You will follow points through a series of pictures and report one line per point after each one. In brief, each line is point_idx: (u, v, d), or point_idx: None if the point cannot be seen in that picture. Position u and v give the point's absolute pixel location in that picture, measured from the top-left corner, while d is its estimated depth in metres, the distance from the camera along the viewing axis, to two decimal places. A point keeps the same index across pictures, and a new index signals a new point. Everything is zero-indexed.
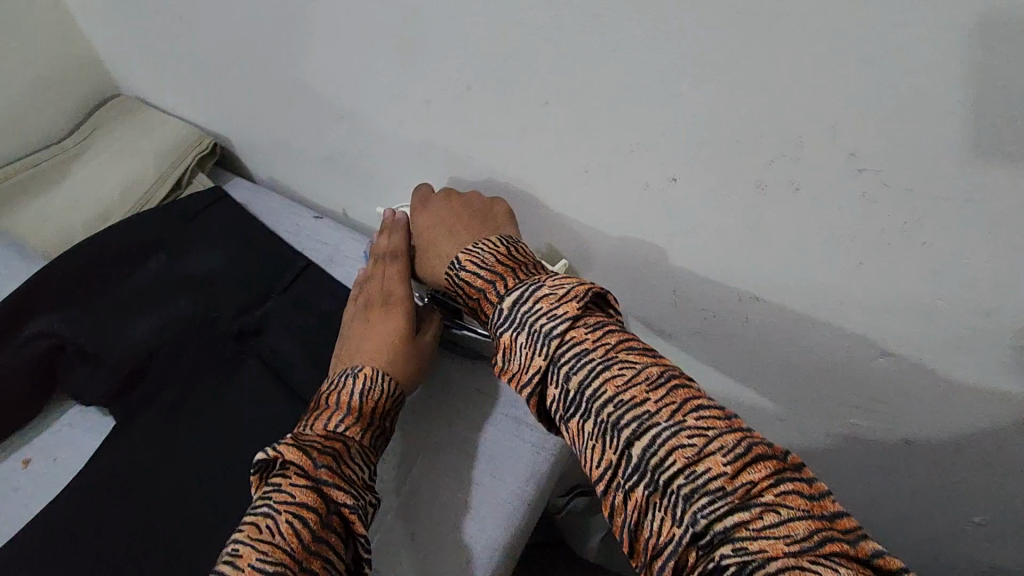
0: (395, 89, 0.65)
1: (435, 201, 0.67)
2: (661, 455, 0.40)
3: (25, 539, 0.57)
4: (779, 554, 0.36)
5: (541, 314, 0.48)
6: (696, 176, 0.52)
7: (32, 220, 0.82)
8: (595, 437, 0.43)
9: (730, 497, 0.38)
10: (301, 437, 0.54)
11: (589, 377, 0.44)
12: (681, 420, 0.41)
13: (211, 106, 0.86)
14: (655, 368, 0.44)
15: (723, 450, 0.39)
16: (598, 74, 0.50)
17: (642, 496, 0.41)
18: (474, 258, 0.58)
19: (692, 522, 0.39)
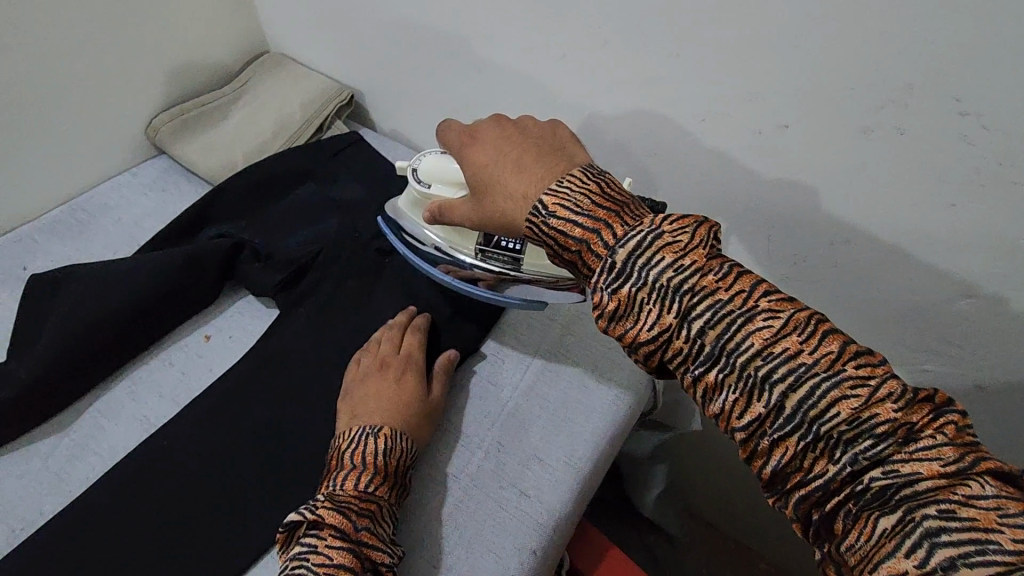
0: (532, 43, 0.75)
1: (486, 134, 0.59)
2: (821, 407, 0.40)
3: (213, 393, 0.70)
4: (933, 474, 0.37)
5: (666, 267, 0.44)
6: (808, 123, 0.60)
7: (200, 150, 0.96)
8: (740, 390, 0.42)
9: (889, 437, 0.39)
10: (335, 497, 0.55)
11: (730, 330, 0.43)
12: (840, 369, 0.40)
13: (352, 62, 0.98)
14: (800, 315, 0.43)
15: (892, 397, 0.40)
16: (729, 28, 0.59)
17: (792, 442, 0.41)
18: (564, 202, 0.49)
19: (849, 460, 0.39)
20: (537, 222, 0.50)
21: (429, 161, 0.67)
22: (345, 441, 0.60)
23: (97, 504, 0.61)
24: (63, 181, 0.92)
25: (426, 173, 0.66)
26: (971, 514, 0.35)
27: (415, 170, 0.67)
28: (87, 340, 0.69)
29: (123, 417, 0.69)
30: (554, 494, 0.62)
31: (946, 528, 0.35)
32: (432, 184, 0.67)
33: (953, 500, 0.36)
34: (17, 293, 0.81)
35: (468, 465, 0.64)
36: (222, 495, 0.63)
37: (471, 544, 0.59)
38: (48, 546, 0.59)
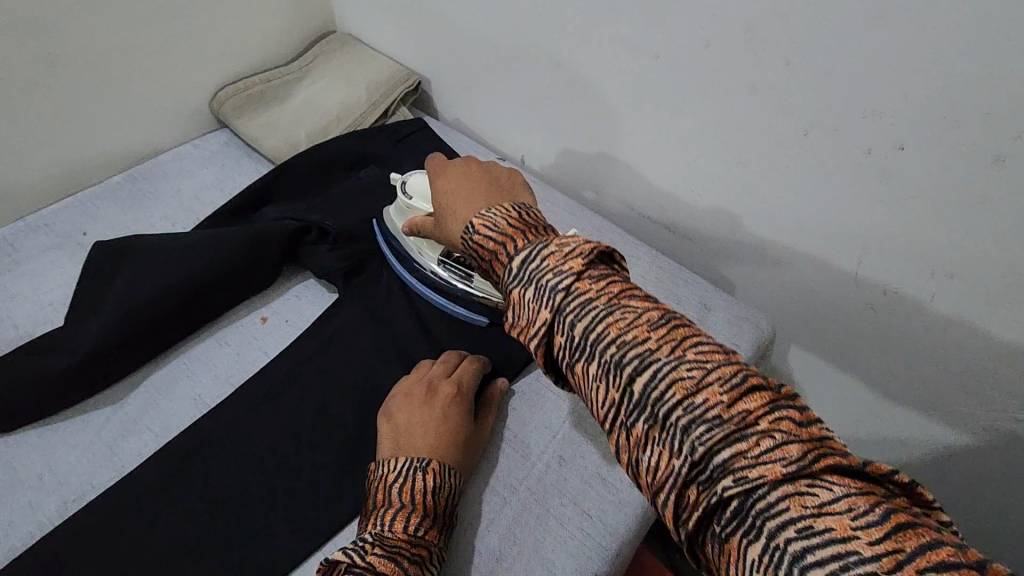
0: (624, 41, 0.71)
1: (454, 168, 0.57)
2: (661, 390, 0.38)
3: (267, 375, 0.68)
4: (776, 475, 0.34)
5: (546, 268, 0.43)
6: (929, 145, 0.57)
7: (262, 126, 0.94)
8: (599, 378, 0.41)
9: (727, 425, 0.36)
10: (385, 540, 0.51)
11: (592, 323, 0.41)
12: (681, 357, 0.39)
13: (423, 48, 0.96)
14: (656, 311, 0.41)
15: (725, 385, 0.37)
16: (857, 38, 0.55)
17: (641, 433, 0.39)
18: (487, 222, 0.48)
19: (691, 452, 0.36)
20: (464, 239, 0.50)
21: (418, 178, 0.72)
22: (391, 474, 0.56)
23: (147, 483, 0.60)
24: (125, 148, 0.91)
25: (412, 186, 0.71)
26: (828, 524, 0.32)
27: (403, 184, 0.72)
28: (148, 311, 0.68)
29: (177, 395, 0.67)
30: (614, 515, 0.59)
31: (809, 548, 0.32)
32: (415, 196, 0.70)
33: (806, 513, 0.32)
34: (75, 258, 0.80)
35: (527, 475, 0.62)
36: (270, 487, 0.61)
37: (529, 566, 0.56)
38: (96, 522, 0.58)
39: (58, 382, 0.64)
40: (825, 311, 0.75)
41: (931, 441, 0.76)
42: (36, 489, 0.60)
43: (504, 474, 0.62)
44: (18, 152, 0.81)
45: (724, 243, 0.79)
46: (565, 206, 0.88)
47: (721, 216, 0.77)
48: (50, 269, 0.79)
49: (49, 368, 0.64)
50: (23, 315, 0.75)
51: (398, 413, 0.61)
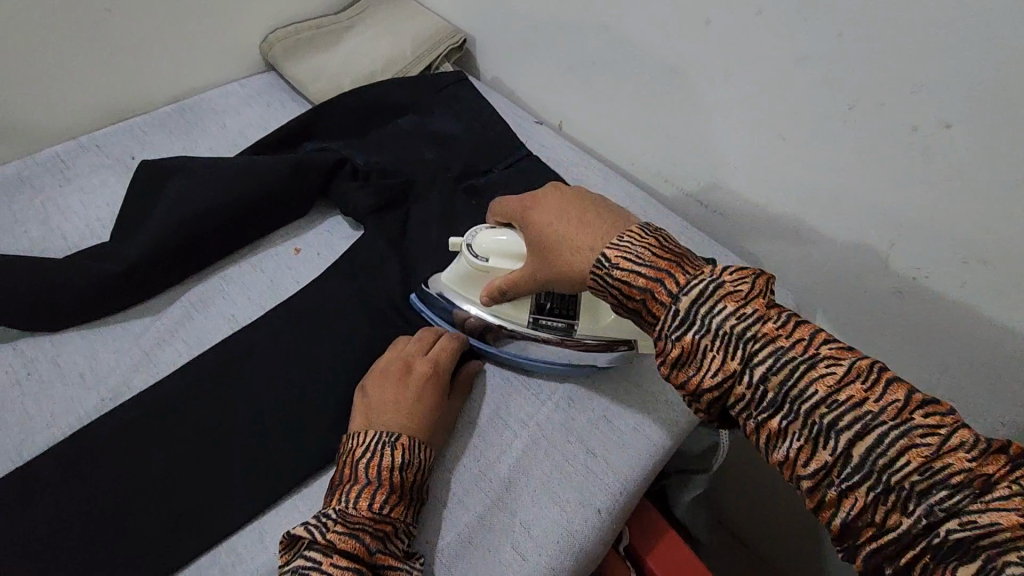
0: (679, 5, 0.71)
1: (547, 199, 0.60)
2: (890, 454, 0.39)
3: (295, 302, 0.70)
4: (1012, 525, 0.35)
5: (729, 315, 0.45)
6: (975, 124, 0.56)
7: (308, 72, 0.96)
8: (804, 437, 0.42)
9: (958, 483, 0.37)
10: (346, 518, 0.51)
11: (794, 377, 0.42)
12: (906, 416, 0.39)
13: (471, 5, 0.96)
14: (863, 362, 0.42)
15: (955, 441, 0.38)
16: (913, 10, 0.55)
17: (862, 495, 0.40)
18: (627, 255, 0.50)
19: (922, 511, 0.38)
20: (598, 275, 0.52)
21: (482, 235, 0.64)
22: (359, 448, 0.56)
23: (179, 391, 0.63)
24: (176, 80, 0.94)
25: (482, 248, 0.63)
26: None
27: (468, 247, 0.64)
28: (192, 228, 0.70)
29: (212, 314, 0.70)
30: (618, 454, 0.62)
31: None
32: (488, 256, 0.63)
33: None
34: (122, 179, 0.83)
35: (539, 411, 0.64)
36: (294, 405, 0.63)
37: (536, 497, 0.59)
38: (131, 420, 0.61)
39: (102, 287, 0.66)
40: (850, 294, 0.75)
41: None
42: (77, 386, 0.63)
43: (518, 408, 0.65)
44: (76, 72, 0.84)
45: (754, 219, 0.79)
46: (598, 172, 0.89)
47: (754, 191, 0.77)
48: (99, 188, 0.82)
49: (92, 275, 0.66)
50: (71, 227, 0.78)
51: (369, 386, 0.61)
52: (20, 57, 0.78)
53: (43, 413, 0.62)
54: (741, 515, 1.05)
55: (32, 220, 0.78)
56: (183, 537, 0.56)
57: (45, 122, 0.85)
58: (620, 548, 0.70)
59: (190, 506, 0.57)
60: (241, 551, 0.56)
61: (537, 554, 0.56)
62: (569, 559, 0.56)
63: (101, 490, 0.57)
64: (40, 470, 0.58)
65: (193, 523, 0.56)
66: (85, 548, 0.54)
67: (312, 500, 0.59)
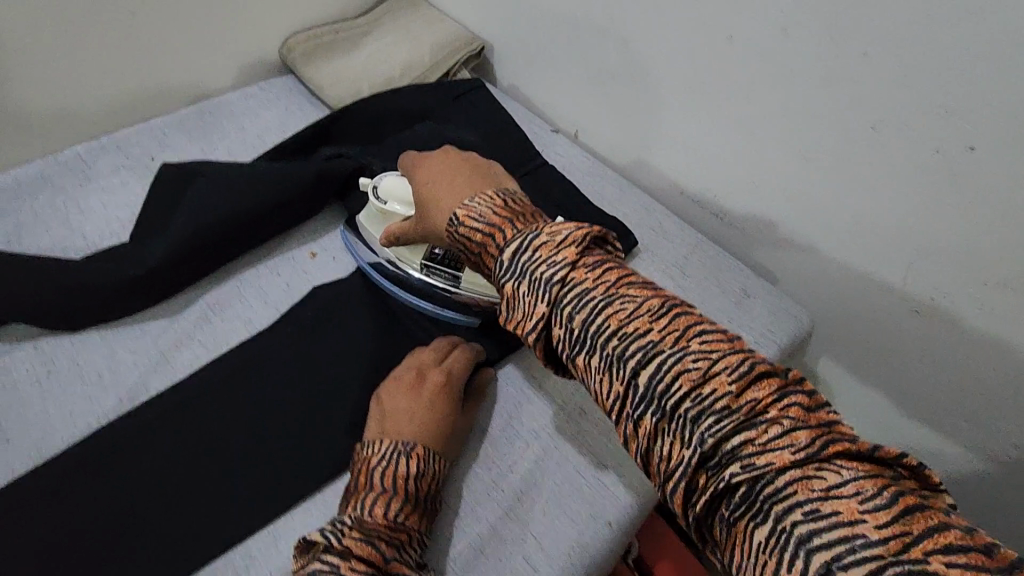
0: (699, 18, 0.71)
1: (432, 160, 0.62)
2: (666, 382, 0.40)
3: (309, 306, 0.71)
4: (785, 463, 0.36)
5: (540, 261, 0.46)
6: (1001, 145, 0.56)
7: (327, 75, 0.97)
8: (601, 370, 0.43)
9: (734, 416, 0.38)
10: (363, 524, 0.52)
11: (591, 313, 0.44)
12: (684, 345, 0.41)
13: (491, 13, 0.97)
14: (656, 300, 0.44)
15: (727, 370, 0.40)
16: (939, 31, 0.55)
17: (649, 425, 0.41)
18: (472, 213, 0.53)
19: (700, 442, 0.38)
20: (450, 232, 0.55)
21: (388, 180, 0.70)
22: (375, 456, 0.56)
23: (195, 391, 0.64)
24: (198, 82, 0.95)
25: (384, 191, 0.70)
26: (834, 506, 0.34)
27: (374, 188, 0.71)
28: (210, 230, 0.71)
29: (229, 315, 0.71)
30: (629, 465, 0.62)
31: (817, 531, 0.34)
32: (388, 200, 0.70)
33: (814, 496, 0.35)
34: (142, 179, 0.84)
35: (551, 422, 0.65)
36: (309, 409, 0.64)
37: (547, 509, 0.59)
38: (148, 421, 0.62)
39: (122, 287, 0.67)
40: (865, 311, 0.75)
41: (958, 457, 0.75)
42: (96, 385, 0.64)
43: (528, 416, 0.65)
44: (100, 72, 0.85)
45: (769, 234, 0.79)
46: (612, 183, 0.89)
47: (771, 206, 0.77)
48: (119, 188, 0.83)
49: (113, 275, 0.67)
50: (91, 228, 0.79)
51: (387, 394, 0.62)
52: (47, 58, 0.80)
53: (62, 411, 0.62)
54: None
55: (54, 219, 0.79)
56: (197, 538, 0.56)
57: (68, 122, 0.86)
58: (628, 558, 0.71)
59: (205, 507, 0.58)
60: (255, 554, 0.56)
61: (547, 565, 0.56)
62: (580, 571, 0.56)
63: (117, 490, 0.58)
64: (58, 468, 0.58)
65: (206, 524, 0.57)
66: (101, 546, 0.55)
67: (325, 505, 0.59)
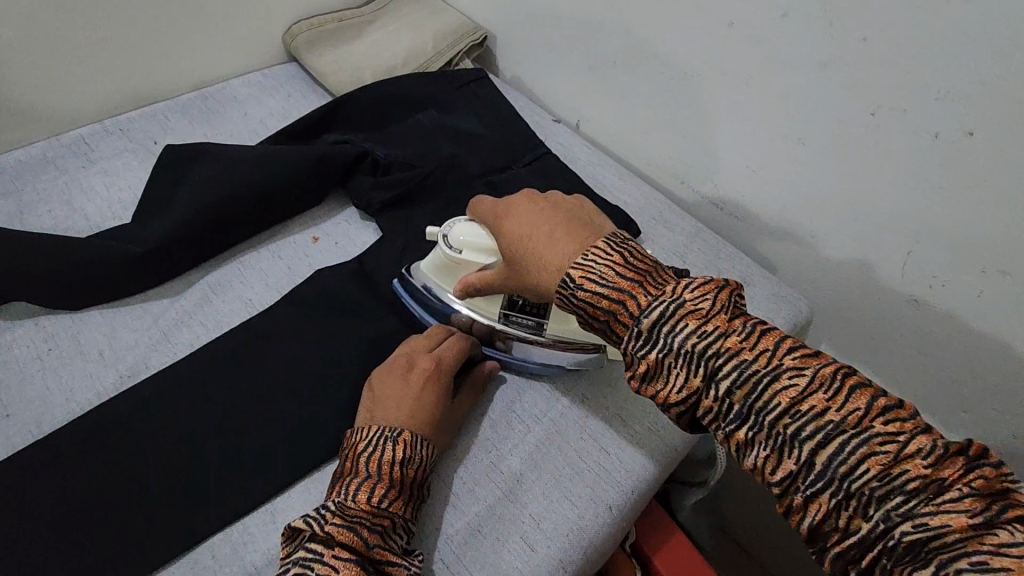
0: (703, 6, 0.71)
1: (519, 208, 0.59)
2: (848, 462, 0.40)
3: (310, 288, 0.71)
4: (962, 527, 0.37)
5: (691, 332, 0.46)
6: (999, 130, 0.56)
7: (330, 63, 0.97)
8: (768, 447, 0.43)
9: (920, 493, 0.38)
10: (345, 510, 0.51)
11: (757, 389, 0.44)
12: (867, 425, 0.41)
13: (494, 3, 0.97)
14: (826, 370, 0.43)
15: (919, 451, 0.39)
16: (938, 16, 0.56)
17: (824, 501, 0.41)
18: (589, 274, 0.50)
19: (883, 517, 0.39)
20: (563, 294, 0.52)
21: (459, 227, 0.64)
22: (362, 441, 0.56)
23: (195, 370, 0.64)
24: (201, 68, 0.95)
25: (457, 240, 0.64)
26: (1005, 564, 0.35)
27: (444, 238, 0.65)
28: (213, 212, 0.71)
29: (230, 296, 0.71)
30: (627, 451, 0.62)
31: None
32: (463, 249, 0.64)
33: (983, 551, 0.36)
34: (145, 162, 0.84)
35: (550, 409, 0.65)
36: (309, 389, 0.64)
37: (544, 491, 0.59)
38: (149, 399, 0.62)
39: (124, 266, 0.67)
40: (865, 301, 0.75)
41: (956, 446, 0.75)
42: (97, 362, 0.64)
43: (527, 405, 0.65)
44: (104, 56, 0.85)
45: (769, 224, 0.80)
46: (614, 172, 0.89)
47: (770, 195, 0.77)
48: (122, 170, 0.83)
49: (115, 254, 0.67)
50: (93, 209, 0.79)
51: (377, 382, 0.62)
52: (51, 40, 0.80)
53: (62, 387, 0.63)
54: (740, 520, 1.04)
55: (56, 199, 0.79)
56: (194, 514, 0.56)
57: (72, 104, 0.86)
58: (626, 546, 0.70)
59: (204, 484, 0.58)
60: (254, 531, 0.56)
61: (545, 547, 0.56)
62: (579, 553, 0.56)
63: (116, 466, 0.58)
64: (58, 443, 0.59)
65: (204, 501, 0.57)
66: (100, 520, 0.55)
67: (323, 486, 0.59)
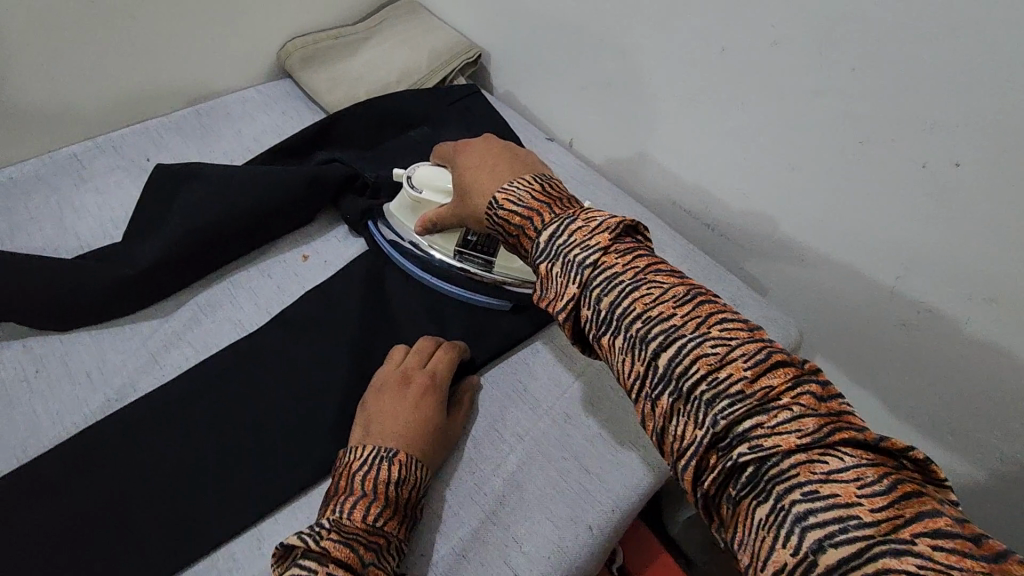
0: (695, 31, 0.72)
1: (472, 147, 0.64)
2: (685, 364, 0.42)
3: (299, 309, 0.71)
4: (791, 447, 0.38)
5: (574, 245, 0.48)
6: (986, 160, 0.56)
7: (324, 80, 0.97)
8: (624, 351, 0.45)
9: (748, 400, 0.40)
10: (341, 528, 0.51)
11: (620, 297, 0.45)
12: (705, 331, 0.43)
13: (488, 20, 0.98)
14: (681, 288, 0.45)
15: (744, 356, 0.41)
16: (926, 48, 0.56)
17: (665, 405, 0.42)
18: (511, 197, 0.54)
19: (713, 423, 0.40)
20: (490, 214, 0.56)
21: (423, 170, 0.71)
22: (357, 461, 0.56)
23: (183, 393, 0.64)
24: (196, 85, 0.95)
25: (419, 180, 0.71)
26: (832, 489, 0.36)
27: (409, 178, 0.72)
28: (204, 232, 0.71)
29: (219, 317, 0.71)
30: (611, 472, 0.62)
31: (811, 509, 0.35)
32: (423, 189, 0.71)
33: (813, 478, 0.36)
34: (137, 180, 0.84)
35: (535, 427, 0.65)
36: (296, 408, 0.64)
37: (530, 512, 0.59)
38: (136, 422, 0.62)
39: (114, 288, 0.67)
40: (854, 323, 0.75)
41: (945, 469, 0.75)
42: (84, 385, 0.64)
43: (513, 424, 0.65)
44: (99, 74, 0.85)
45: (759, 244, 0.80)
46: (606, 190, 0.89)
47: (761, 217, 0.77)
48: (114, 188, 0.83)
49: (104, 276, 0.67)
50: (84, 227, 0.79)
51: (372, 399, 0.62)
52: (46, 60, 0.80)
53: (48, 411, 0.62)
54: None
55: (48, 218, 0.79)
56: (178, 541, 0.56)
57: (65, 121, 0.86)
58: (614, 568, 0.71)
59: (189, 509, 0.58)
60: (240, 557, 0.56)
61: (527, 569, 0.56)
62: None
63: (102, 491, 0.58)
64: (44, 468, 0.58)
65: (188, 527, 0.57)
66: (84, 548, 0.55)
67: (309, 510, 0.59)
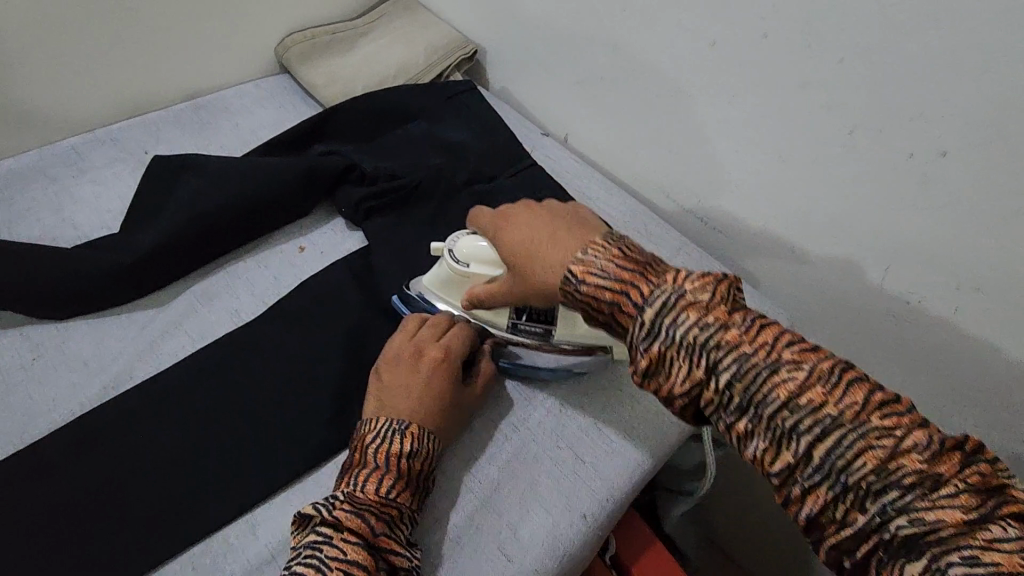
0: (686, 26, 0.73)
1: (516, 216, 0.59)
2: (850, 458, 0.39)
3: (295, 298, 0.72)
4: (958, 521, 0.37)
5: (693, 323, 0.45)
6: (970, 150, 0.58)
7: (320, 75, 0.98)
8: (766, 440, 0.42)
9: (917, 487, 0.38)
10: (354, 498, 0.52)
11: (757, 382, 0.43)
12: (863, 419, 0.40)
13: (483, 17, 0.99)
14: (823, 364, 0.43)
15: (916, 446, 0.39)
16: (910, 40, 0.57)
17: (821, 493, 0.40)
18: (591, 268, 0.50)
19: (879, 510, 0.38)
20: (568, 289, 0.52)
21: (464, 240, 0.66)
22: (371, 433, 0.57)
23: (180, 380, 0.64)
24: (193, 80, 0.96)
25: (463, 253, 0.65)
26: (995, 558, 0.35)
27: (450, 251, 0.66)
28: (200, 223, 0.72)
29: (217, 306, 0.72)
30: (606, 464, 0.63)
31: None
32: (469, 261, 0.65)
33: (976, 543, 0.36)
34: (135, 172, 0.85)
35: (532, 416, 0.66)
36: (292, 396, 0.65)
37: (524, 499, 0.60)
38: (133, 409, 0.62)
39: (111, 277, 0.68)
40: (844, 314, 0.76)
41: None
42: (81, 371, 0.65)
43: (511, 413, 0.66)
44: (97, 68, 0.86)
45: (750, 236, 0.81)
46: (600, 184, 0.90)
47: (752, 209, 0.78)
48: (112, 180, 0.84)
49: (102, 265, 0.68)
50: (81, 219, 0.79)
51: (384, 371, 0.62)
52: (45, 53, 0.81)
53: (45, 397, 0.63)
54: (726, 530, 1.04)
55: (46, 209, 0.80)
56: (175, 523, 0.57)
57: (63, 114, 0.87)
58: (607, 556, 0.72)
59: (186, 493, 0.58)
60: (234, 542, 0.56)
61: (522, 555, 0.56)
62: (553, 562, 0.57)
63: (99, 476, 0.58)
64: (41, 453, 0.59)
65: (185, 510, 0.57)
66: (81, 530, 0.55)
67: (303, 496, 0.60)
